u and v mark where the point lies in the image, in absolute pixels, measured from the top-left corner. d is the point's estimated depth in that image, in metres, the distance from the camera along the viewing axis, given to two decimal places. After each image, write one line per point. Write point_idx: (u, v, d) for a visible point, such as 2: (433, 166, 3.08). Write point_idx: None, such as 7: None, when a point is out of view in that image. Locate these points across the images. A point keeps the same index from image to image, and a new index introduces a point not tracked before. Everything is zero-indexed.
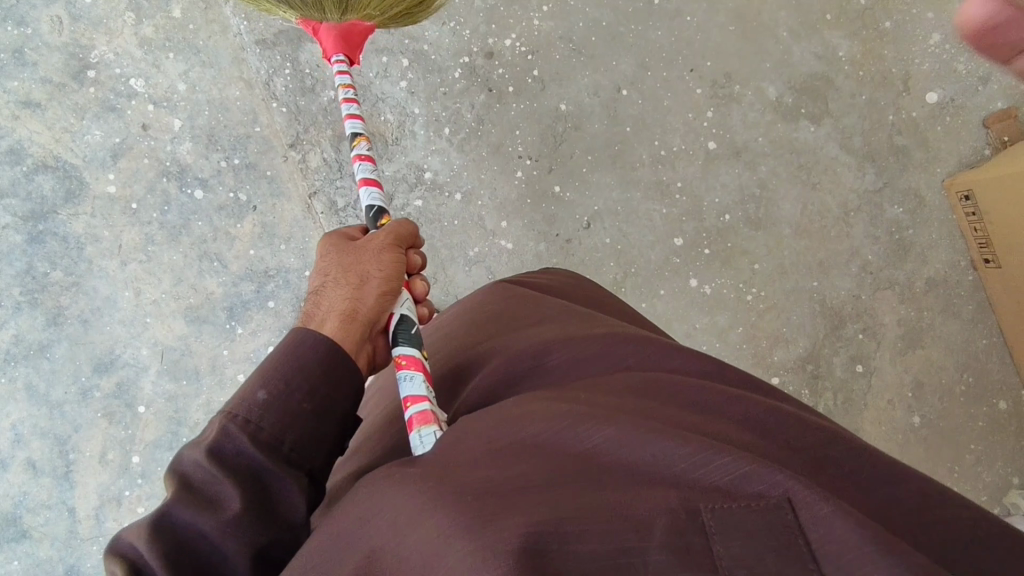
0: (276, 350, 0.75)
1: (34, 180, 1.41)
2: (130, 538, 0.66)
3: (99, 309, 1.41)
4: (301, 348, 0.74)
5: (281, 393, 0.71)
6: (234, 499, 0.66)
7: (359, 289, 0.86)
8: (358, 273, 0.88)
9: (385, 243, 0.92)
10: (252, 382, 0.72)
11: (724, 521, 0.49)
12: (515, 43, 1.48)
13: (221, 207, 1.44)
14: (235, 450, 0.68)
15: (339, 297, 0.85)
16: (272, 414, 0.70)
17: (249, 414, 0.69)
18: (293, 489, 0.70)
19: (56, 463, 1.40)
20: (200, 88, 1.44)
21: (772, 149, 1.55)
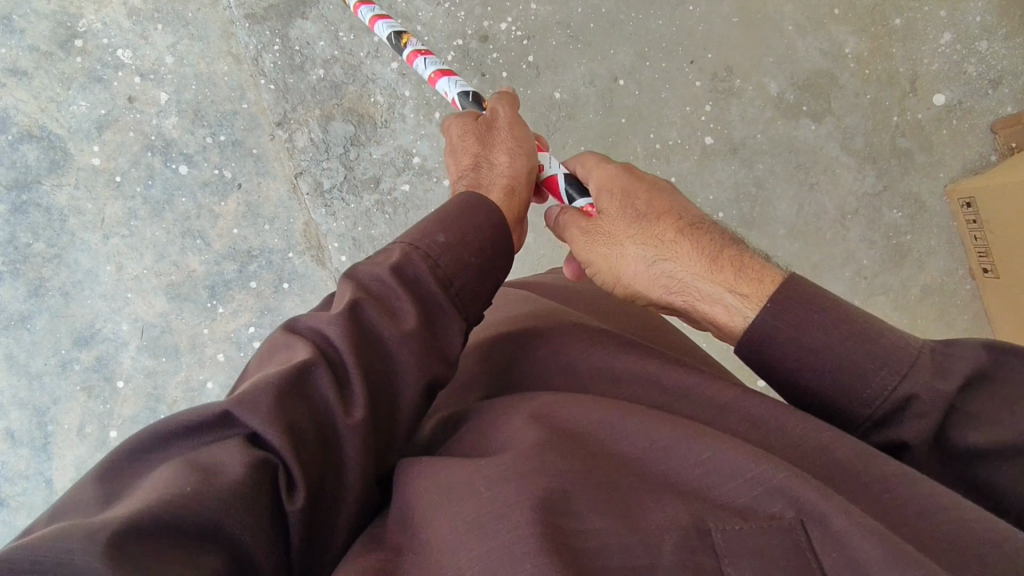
0: (450, 206, 0.76)
1: (19, 149, 1.40)
2: (309, 326, 0.65)
3: (80, 282, 1.41)
4: (471, 208, 0.76)
5: (456, 237, 0.72)
6: (408, 319, 0.66)
7: (510, 169, 0.89)
8: (499, 154, 0.90)
9: (516, 126, 0.92)
10: (430, 223, 0.73)
11: (731, 542, 0.50)
12: (510, 27, 1.45)
13: (205, 183, 1.42)
14: (414, 276, 0.69)
15: (495, 176, 0.88)
16: (451, 251, 0.71)
17: (431, 249, 0.70)
18: (454, 329, 0.69)
19: (34, 434, 1.40)
20: (188, 62, 1.41)
21: (770, 146, 1.51)
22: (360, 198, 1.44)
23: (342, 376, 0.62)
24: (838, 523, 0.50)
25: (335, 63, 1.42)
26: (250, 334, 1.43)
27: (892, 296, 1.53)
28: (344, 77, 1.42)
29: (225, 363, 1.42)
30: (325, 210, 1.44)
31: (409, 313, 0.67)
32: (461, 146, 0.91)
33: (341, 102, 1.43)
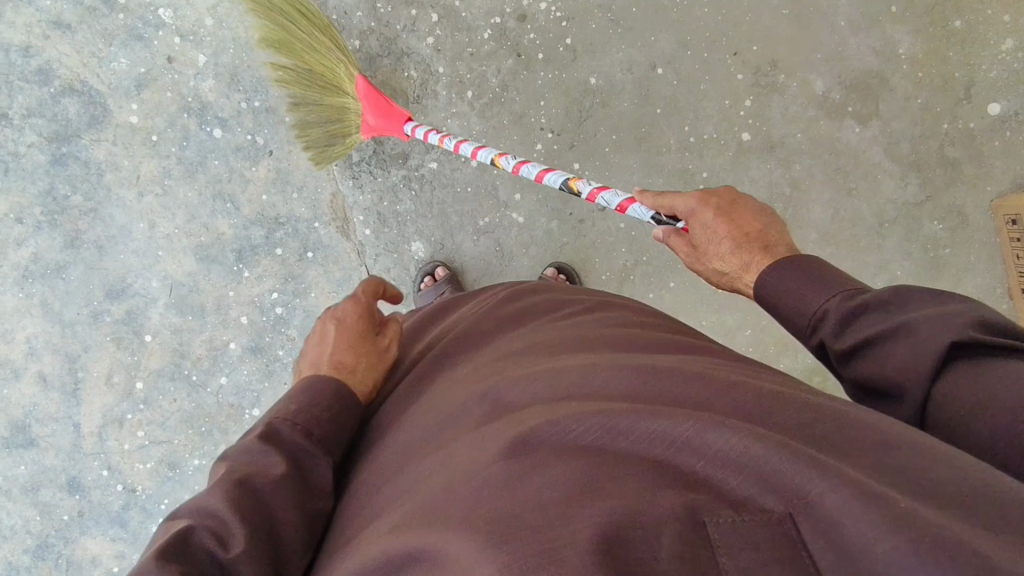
0: (297, 392, 0.81)
1: (60, 103, 1.42)
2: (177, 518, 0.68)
3: (114, 237, 1.45)
4: (316, 396, 0.80)
5: (309, 405, 0.78)
6: (272, 464, 0.72)
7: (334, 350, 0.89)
8: (343, 362, 0.89)
9: (356, 316, 0.94)
10: (282, 402, 0.79)
11: (727, 534, 0.47)
12: (550, 8, 1.42)
13: (238, 148, 1.44)
14: (284, 437, 0.75)
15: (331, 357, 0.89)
16: (310, 417, 0.77)
17: (300, 420, 0.76)
18: (323, 464, 0.76)
19: (65, 380, 1.46)
20: (227, 26, 1.42)
21: (810, 147, 1.46)
22: (388, 173, 1.45)
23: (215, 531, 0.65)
24: (826, 503, 0.46)
25: (372, 34, 1.42)
26: (274, 300, 1.46)
27: None
28: (379, 51, 1.42)
29: (248, 326, 1.46)
30: (352, 182, 1.45)
31: (281, 462, 0.72)
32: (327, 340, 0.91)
33: (375, 75, 1.43)
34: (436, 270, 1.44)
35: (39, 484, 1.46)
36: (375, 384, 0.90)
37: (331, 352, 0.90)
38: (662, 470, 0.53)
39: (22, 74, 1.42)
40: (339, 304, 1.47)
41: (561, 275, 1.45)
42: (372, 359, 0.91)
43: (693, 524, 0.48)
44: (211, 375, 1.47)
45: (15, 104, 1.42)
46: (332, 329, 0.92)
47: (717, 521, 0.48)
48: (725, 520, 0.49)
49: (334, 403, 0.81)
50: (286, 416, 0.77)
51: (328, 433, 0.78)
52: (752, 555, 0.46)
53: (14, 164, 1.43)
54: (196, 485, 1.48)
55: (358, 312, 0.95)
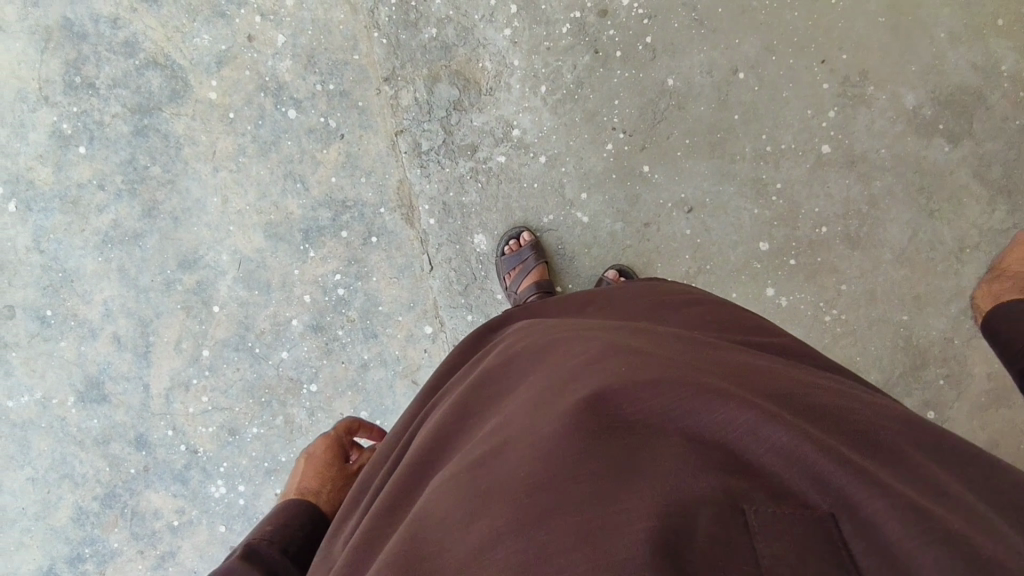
0: (266, 520, 0.96)
1: (144, 75, 1.46)
2: None
3: (189, 209, 1.49)
4: (286, 514, 0.96)
5: (280, 527, 0.93)
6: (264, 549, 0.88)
7: (320, 480, 1.07)
8: (320, 484, 1.06)
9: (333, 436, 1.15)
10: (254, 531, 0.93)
11: (761, 528, 0.52)
12: (632, 4, 1.39)
13: (311, 129, 1.46)
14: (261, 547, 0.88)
15: (308, 480, 1.07)
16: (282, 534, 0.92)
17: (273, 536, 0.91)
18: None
19: (137, 342, 1.53)
20: (307, 7, 1.43)
21: (894, 163, 1.40)
22: (455, 164, 1.45)
23: None
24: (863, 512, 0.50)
25: (450, 23, 1.41)
26: (336, 281, 1.49)
27: None
28: (456, 40, 1.42)
29: (310, 305, 1.50)
30: (420, 171, 1.46)
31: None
32: (318, 459, 1.11)
33: (449, 64, 1.42)
34: (521, 234, 1.44)
35: (109, 438, 1.54)
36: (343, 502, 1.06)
37: (301, 482, 1.07)
38: (712, 453, 0.57)
39: (110, 45, 1.45)
40: (398, 290, 1.49)
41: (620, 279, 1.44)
42: (337, 489, 1.07)
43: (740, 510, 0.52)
44: (272, 349, 1.51)
45: (102, 74, 1.46)
46: (303, 465, 1.10)
47: (761, 512, 0.52)
48: (770, 511, 0.52)
49: (302, 517, 0.97)
50: (267, 538, 0.91)
51: (296, 536, 0.93)
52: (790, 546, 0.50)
53: (99, 132, 1.47)
54: (253, 452, 1.54)
55: (315, 466, 1.10)
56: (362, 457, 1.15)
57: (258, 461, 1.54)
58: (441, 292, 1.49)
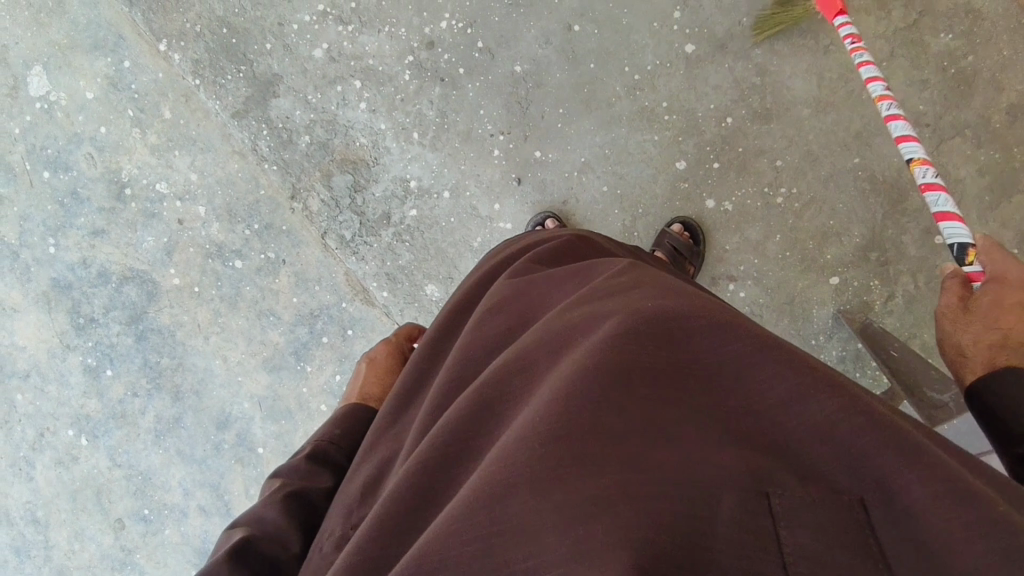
0: (333, 418, 1.01)
1: (123, 291, 1.68)
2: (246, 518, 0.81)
3: (204, 379, 1.67)
4: (354, 415, 1.01)
5: (350, 427, 0.98)
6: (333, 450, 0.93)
7: (383, 382, 1.12)
8: (384, 386, 1.12)
9: (392, 345, 1.22)
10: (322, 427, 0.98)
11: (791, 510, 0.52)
12: (451, 23, 1.44)
13: (259, 268, 1.61)
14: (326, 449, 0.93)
15: (373, 383, 1.12)
16: (347, 436, 0.96)
17: (336, 438, 0.95)
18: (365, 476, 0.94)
19: (218, 505, 1.70)
20: (208, 173, 1.60)
21: (762, 25, 1.33)
22: (380, 236, 1.53)
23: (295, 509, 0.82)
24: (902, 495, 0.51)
25: (315, 124, 1.52)
26: (339, 381, 1.60)
27: (973, 132, 1.28)
28: (328, 135, 1.51)
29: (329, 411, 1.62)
30: (356, 257, 1.55)
31: (326, 479, 0.88)
32: (382, 367, 1.15)
33: (333, 157, 1.52)
34: (547, 220, 1.42)
35: None
36: None
37: (364, 384, 1.12)
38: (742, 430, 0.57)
39: (89, 282, 1.69)
40: None
41: (684, 232, 1.38)
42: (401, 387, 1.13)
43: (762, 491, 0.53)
44: None
45: (95, 306, 1.70)
46: (366, 369, 1.16)
47: (784, 492, 0.53)
48: (791, 492, 0.53)
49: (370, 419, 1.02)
50: (332, 439, 0.95)
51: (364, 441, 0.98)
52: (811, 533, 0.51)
53: (114, 352, 1.70)
54: None
55: (377, 373, 1.15)
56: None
57: None
58: None
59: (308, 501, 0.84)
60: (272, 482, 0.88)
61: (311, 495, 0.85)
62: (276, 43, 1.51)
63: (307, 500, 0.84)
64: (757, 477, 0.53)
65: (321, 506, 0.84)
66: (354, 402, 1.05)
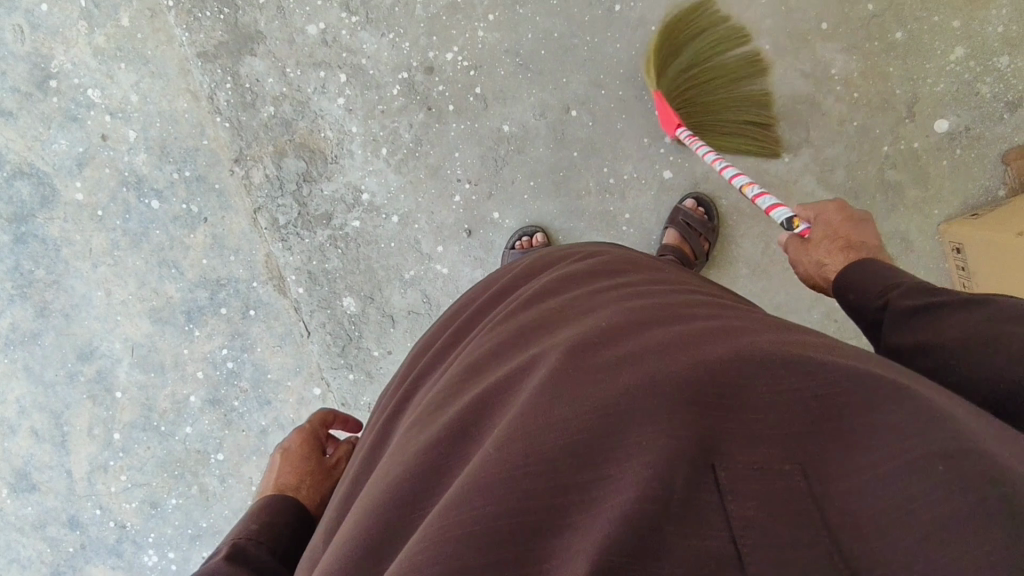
0: (246, 516, 0.96)
1: (14, 185, 1.52)
2: None
3: (77, 305, 1.56)
4: (268, 507, 0.97)
5: (267, 520, 0.93)
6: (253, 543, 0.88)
7: (300, 472, 1.06)
8: (302, 477, 1.06)
9: (305, 431, 1.15)
10: (237, 528, 0.93)
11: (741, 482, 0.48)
12: (457, 57, 1.39)
13: (175, 216, 1.51)
14: (243, 545, 0.87)
15: (288, 474, 1.06)
16: (265, 529, 0.91)
17: (254, 534, 0.90)
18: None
19: (54, 432, 1.62)
20: (150, 100, 1.46)
21: (736, 181, 1.39)
22: (314, 233, 1.48)
23: None
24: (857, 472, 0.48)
25: (284, 99, 1.43)
26: (224, 355, 1.56)
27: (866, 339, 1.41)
28: (294, 115, 1.43)
29: (204, 380, 1.57)
30: (282, 244, 1.49)
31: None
32: (300, 456, 1.09)
33: (293, 138, 1.44)
34: (535, 233, 1.42)
35: (45, 521, 1.64)
36: (323, 497, 1.05)
37: (278, 477, 1.06)
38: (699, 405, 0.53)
39: None
40: (283, 357, 1.54)
41: None
42: (316, 476, 1.08)
43: (710, 464, 0.49)
44: (177, 426, 1.59)
45: None
46: (279, 460, 1.09)
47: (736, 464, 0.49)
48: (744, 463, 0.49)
49: (286, 510, 0.97)
50: (252, 536, 0.89)
51: (283, 533, 0.93)
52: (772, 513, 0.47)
53: None
54: (176, 521, 1.62)
55: (292, 461, 1.09)
56: (338, 450, 1.15)
57: (182, 529, 1.62)
58: (322, 355, 1.53)
59: None
60: None
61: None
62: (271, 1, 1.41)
63: None
64: (708, 447, 0.50)
65: None
66: (272, 494, 1.00)
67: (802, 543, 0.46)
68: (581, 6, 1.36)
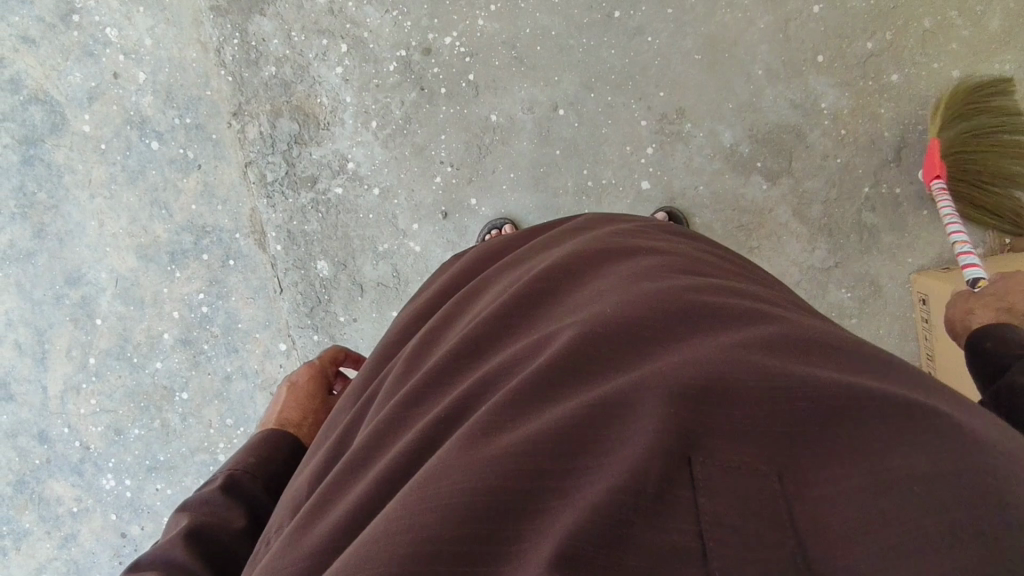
0: (245, 447, 0.99)
1: (28, 110, 1.59)
2: (149, 557, 0.78)
3: (72, 232, 1.63)
4: (266, 442, 1.00)
5: (260, 453, 0.97)
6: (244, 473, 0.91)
7: (303, 410, 1.10)
8: (306, 415, 1.10)
9: (313, 370, 1.20)
10: (237, 456, 0.97)
11: (711, 477, 0.48)
12: (454, 42, 1.42)
13: (172, 160, 1.57)
14: (235, 476, 0.91)
15: (290, 409, 1.10)
16: (259, 463, 0.94)
17: (246, 466, 0.93)
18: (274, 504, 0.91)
19: (36, 349, 1.70)
20: (163, 46, 1.53)
21: (712, 202, 1.39)
22: (298, 195, 1.52)
23: (201, 545, 0.79)
24: (817, 476, 0.48)
25: (286, 62, 1.48)
26: (200, 299, 1.61)
27: None
28: (293, 78, 1.48)
29: (179, 320, 1.63)
30: (267, 201, 1.54)
31: (239, 515, 0.85)
32: (305, 396, 1.13)
33: (290, 100, 1.49)
34: (504, 226, 1.44)
35: (17, 431, 1.72)
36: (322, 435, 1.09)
37: (281, 409, 1.11)
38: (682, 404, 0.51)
39: None
40: (255, 309, 1.60)
41: None
42: (318, 413, 1.12)
43: (687, 457, 0.48)
44: (148, 360, 1.65)
45: None
46: (285, 392, 1.15)
47: (708, 461, 0.48)
48: (718, 460, 0.49)
49: (282, 444, 1.00)
50: (246, 467, 0.93)
51: (277, 467, 0.96)
52: (734, 504, 0.47)
53: None
54: (137, 450, 1.68)
55: (296, 396, 1.14)
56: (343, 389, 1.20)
57: (141, 459, 1.68)
58: (291, 312, 1.58)
59: (213, 536, 0.81)
60: (178, 516, 0.85)
61: (217, 534, 0.82)
62: None
63: (209, 531, 0.81)
64: (684, 440, 0.49)
65: (227, 541, 0.82)
66: (271, 426, 1.04)
67: (765, 538, 0.45)
68: (581, 8, 1.37)
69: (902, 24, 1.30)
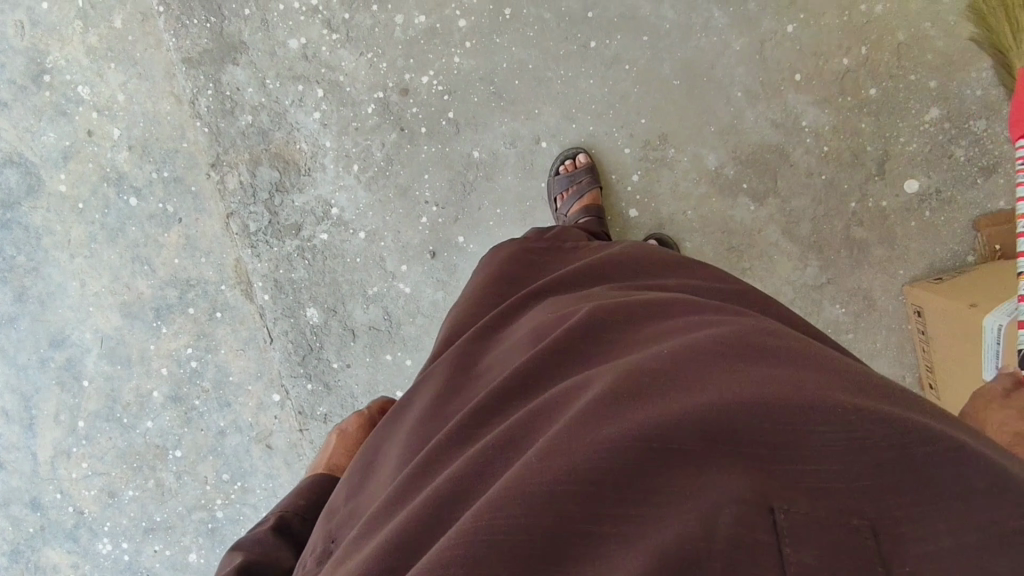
0: (294, 489, 0.97)
1: (3, 173, 1.57)
2: None
3: (53, 294, 1.60)
4: (317, 483, 0.98)
5: (310, 496, 0.94)
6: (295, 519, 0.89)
7: (352, 456, 1.06)
8: (356, 462, 1.06)
9: (363, 418, 1.15)
10: (286, 500, 0.94)
11: (797, 525, 0.45)
12: (432, 81, 1.41)
13: (152, 215, 1.54)
14: (286, 519, 0.88)
15: (340, 455, 1.06)
16: (310, 507, 0.92)
17: (297, 509, 0.91)
18: None
19: (23, 415, 1.66)
20: (136, 100, 1.50)
21: (701, 225, 1.38)
22: (283, 243, 1.50)
23: None
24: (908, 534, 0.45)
25: (262, 109, 1.47)
26: (188, 354, 1.58)
27: None
28: (270, 125, 1.47)
29: (168, 377, 1.60)
30: (251, 251, 1.52)
31: (290, 557, 0.83)
32: (355, 445, 1.09)
33: (268, 148, 1.47)
34: (578, 158, 1.38)
35: (9, 500, 1.67)
36: None
37: (332, 457, 1.06)
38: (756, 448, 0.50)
39: None
40: (245, 361, 1.57)
41: None
42: None
43: (770, 505, 0.46)
44: (138, 419, 1.62)
45: None
46: (335, 440, 1.10)
47: (793, 509, 0.46)
48: (801, 506, 0.46)
49: (333, 491, 0.97)
50: (297, 512, 0.90)
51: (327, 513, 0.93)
52: (826, 556, 0.44)
53: None
54: (132, 512, 1.64)
55: (346, 445, 1.09)
56: None
57: (137, 521, 1.64)
58: (282, 362, 1.55)
59: None
60: (230, 556, 0.82)
61: None
62: (256, 13, 1.45)
63: (264, 572, 0.79)
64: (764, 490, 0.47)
65: None
66: (322, 471, 1.01)
67: None
68: (556, 40, 1.37)
69: (876, 38, 1.30)
